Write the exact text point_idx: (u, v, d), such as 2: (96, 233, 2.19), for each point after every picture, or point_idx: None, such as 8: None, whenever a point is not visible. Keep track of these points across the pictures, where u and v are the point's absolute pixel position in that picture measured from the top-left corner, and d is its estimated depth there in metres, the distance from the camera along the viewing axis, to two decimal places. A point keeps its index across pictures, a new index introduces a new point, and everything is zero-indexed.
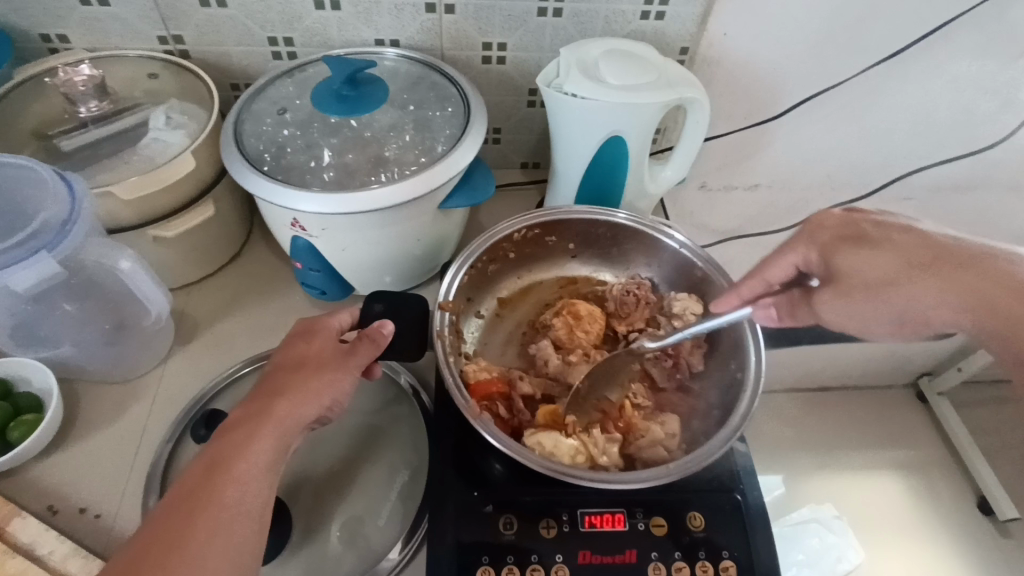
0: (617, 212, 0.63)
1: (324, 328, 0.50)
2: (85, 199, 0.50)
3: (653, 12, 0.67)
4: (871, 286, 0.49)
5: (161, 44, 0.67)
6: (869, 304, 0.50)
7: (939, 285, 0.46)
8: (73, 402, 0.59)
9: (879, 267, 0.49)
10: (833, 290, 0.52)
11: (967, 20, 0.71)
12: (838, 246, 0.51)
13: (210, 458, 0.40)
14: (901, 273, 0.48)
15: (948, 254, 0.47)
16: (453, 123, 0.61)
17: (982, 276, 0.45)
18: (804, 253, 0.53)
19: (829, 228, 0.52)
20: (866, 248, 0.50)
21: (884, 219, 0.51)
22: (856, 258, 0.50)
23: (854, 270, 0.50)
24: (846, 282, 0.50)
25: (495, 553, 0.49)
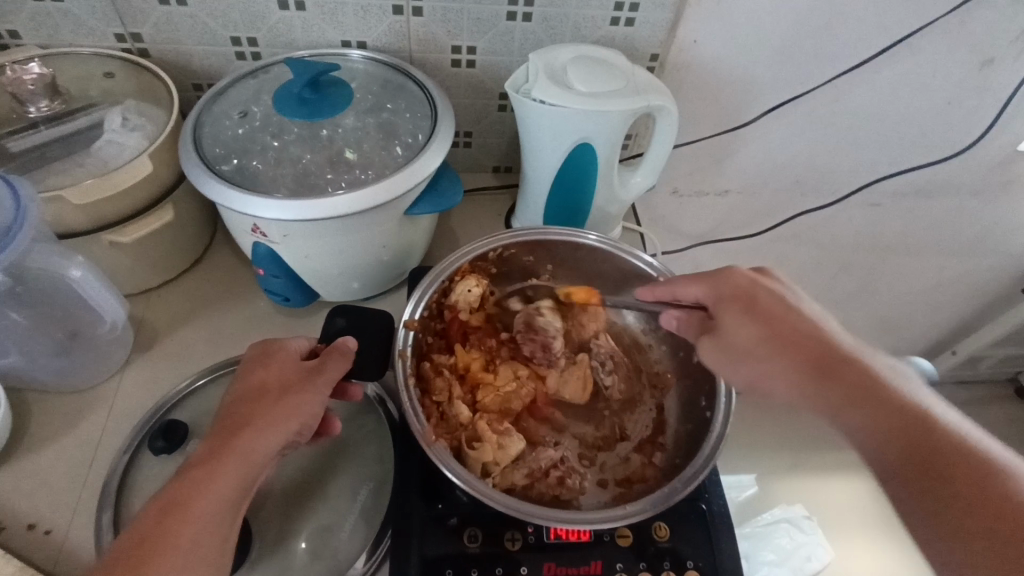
0: (588, 233, 0.62)
1: (282, 350, 0.49)
2: (30, 206, 0.48)
3: (623, 18, 0.66)
4: (739, 349, 0.48)
5: (119, 42, 0.65)
6: (743, 372, 0.48)
7: (773, 369, 0.46)
8: (23, 413, 0.57)
9: (788, 327, 0.47)
10: (735, 332, 0.48)
11: (928, 31, 0.71)
12: (768, 292, 0.49)
13: (169, 497, 0.40)
14: (761, 343, 0.47)
15: (803, 336, 0.46)
16: (420, 128, 0.60)
17: (797, 351, 0.46)
18: (708, 294, 0.52)
19: (766, 285, 0.50)
20: (752, 314, 0.48)
21: (778, 291, 0.50)
22: (736, 319, 0.49)
23: (763, 316, 0.48)
24: (733, 331, 0.49)
25: (460, 566, 0.49)
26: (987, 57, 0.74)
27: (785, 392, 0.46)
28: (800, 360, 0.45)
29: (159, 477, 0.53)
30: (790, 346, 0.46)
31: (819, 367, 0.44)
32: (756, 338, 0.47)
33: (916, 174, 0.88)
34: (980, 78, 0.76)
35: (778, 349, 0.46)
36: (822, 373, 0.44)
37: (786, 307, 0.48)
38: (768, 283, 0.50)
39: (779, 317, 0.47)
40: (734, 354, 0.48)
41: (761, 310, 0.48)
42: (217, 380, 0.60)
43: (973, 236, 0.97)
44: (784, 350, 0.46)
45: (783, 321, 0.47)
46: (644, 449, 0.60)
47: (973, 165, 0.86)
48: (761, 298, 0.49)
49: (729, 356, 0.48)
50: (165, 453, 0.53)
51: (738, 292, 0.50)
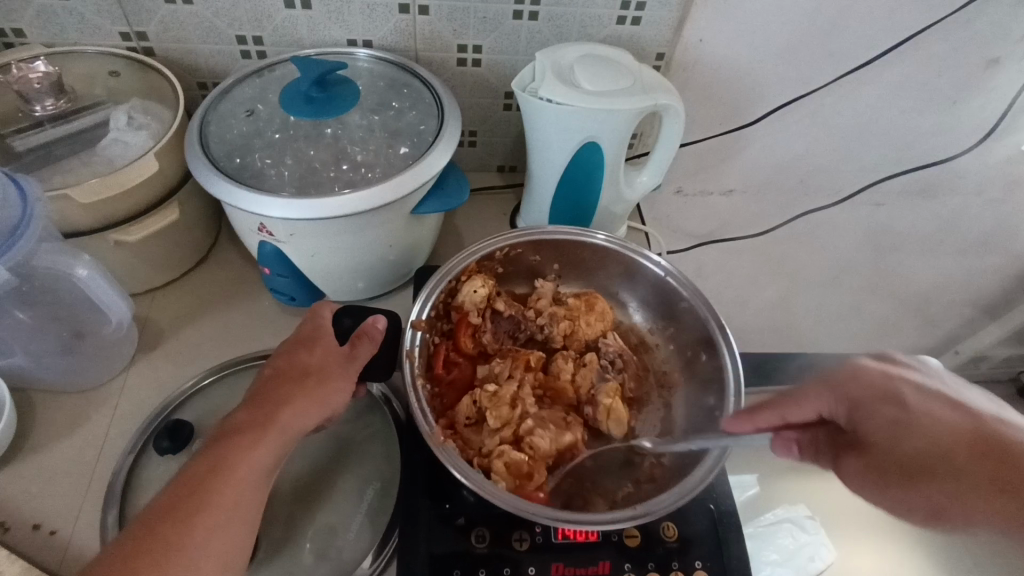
0: (595, 233, 0.62)
1: (326, 335, 0.50)
2: (37, 204, 0.48)
3: (630, 17, 0.66)
4: (905, 473, 0.41)
5: (124, 40, 0.65)
6: (905, 498, 0.40)
7: (959, 496, 0.38)
8: (28, 412, 0.57)
9: (944, 432, 0.40)
10: (883, 438, 0.42)
11: (935, 31, 0.71)
12: (909, 387, 0.43)
13: (210, 461, 0.41)
14: (935, 462, 0.40)
15: (994, 450, 0.39)
16: (427, 128, 0.59)
17: (990, 470, 0.38)
18: (835, 400, 0.45)
19: (898, 375, 0.44)
20: (902, 422, 0.42)
21: (925, 385, 0.43)
22: (887, 430, 0.42)
23: (917, 420, 0.41)
24: (882, 441, 0.42)
25: (467, 566, 0.48)
26: (994, 57, 0.74)
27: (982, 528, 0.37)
28: (1002, 481, 0.37)
29: (165, 477, 0.53)
30: (933, 462, 0.40)
31: (1009, 486, 0.37)
32: (920, 448, 0.40)
33: (918, 175, 0.89)
34: (986, 77, 0.76)
35: (958, 471, 0.39)
36: (1016, 493, 0.36)
37: (942, 404, 0.42)
38: (902, 375, 0.44)
39: (930, 425, 0.41)
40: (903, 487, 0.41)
41: (911, 419, 0.41)
42: (222, 380, 0.60)
43: (977, 236, 0.97)
44: (960, 467, 0.39)
45: (936, 429, 0.41)
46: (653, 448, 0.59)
47: (977, 164, 0.87)
48: (900, 400, 0.43)
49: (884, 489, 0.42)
50: (170, 452, 0.53)
51: (864, 394, 0.44)
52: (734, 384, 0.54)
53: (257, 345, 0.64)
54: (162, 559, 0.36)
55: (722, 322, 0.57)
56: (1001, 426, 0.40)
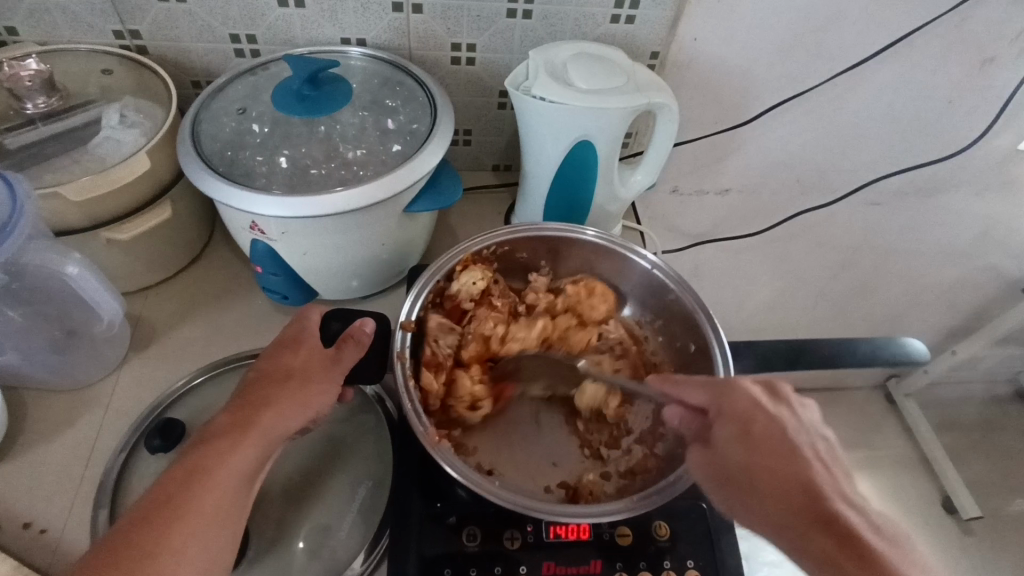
0: (586, 230, 0.61)
1: (309, 335, 0.50)
2: (27, 202, 0.48)
3: (624, 16, 0.66)
4: (732, 473, 0.46)
5: (117, 38, 0.64)
6: (735, 501, 0.46)
7: (764, 508, 0.44)
8: (19, 411, 0.57)
9: (781, 464, 0.45)
10: (729, 452, 0.47)
11: (930, 30, 0.71)
12: (770, 420, 0.47)
13: (191, 463, 0.41)
14: (746, 474, 0.46)
15: (770, 473, 0.45)
16: (420, 126, 0.59)
17: (772, 487, 0.44)
18: (714, 414, 0.49)
19: (768, 410, 0.48)
20: (749, 437, 0.47)
21: (779, 413, 0.48)
22: (734, 440, 0.47)
23: (756, 441, 0.46)
24: (727, 452, 0.47)
25: (458, 565, 0.48)
26: (989, 56, 0.74)
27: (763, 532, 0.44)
28: (783, 499, 0.44)
29: (156, 476, 0.53)
30: (776, 491, 0.44)
31: (798, 517, 0.43)
32: (746, 463, 0.46)
33: (915, 173, 0.88)
34: (981, 76, 0.76)
35: (763, 487, 0.45)
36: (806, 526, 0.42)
37: (784, 441, 0.46)
38: (774, 411, 0.48)
39: (788, 461, 0.45)
40: (731, 490, 0.46)
41: (755, 434, 0.47)
42: (215, 379, 0.59)
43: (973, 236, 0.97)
44: (777, 493, 0.44)
45: (788, 463, 0.45)
46: (645, 440, 0.60)
47: (972, 163, 0.87)
48: (765, 431, 0.47)
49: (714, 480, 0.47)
50: (161, 451, 0.52)
51: (737, 416, 0.48)
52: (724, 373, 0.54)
53: (250, 344, 0.64)
54: (140, 560, 0.36)
55: (713, 316, 0.57)
56: (833, 474, 0.45)
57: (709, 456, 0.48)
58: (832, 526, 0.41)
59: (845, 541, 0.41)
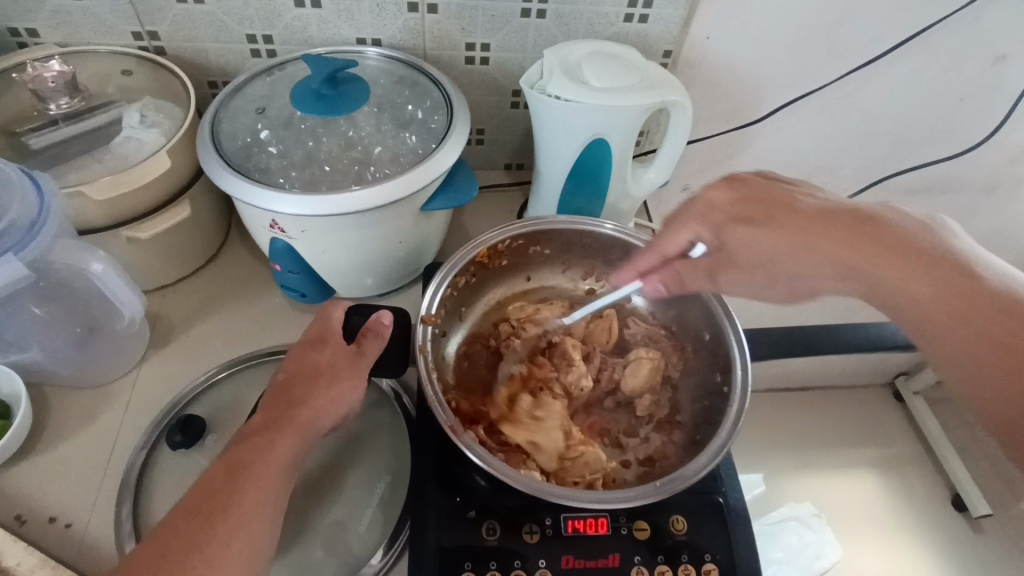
0: (603, 224, 0.62)
1: (333, 335, 0.51)
2: (53, 200, 0.49)
3: (637, 14, 0.67)
4: (755, 256, 0.53)
5: (136, 39, 0.65)
6: (767, 269, 0.53)
7: (788, 240, 0.51)
8: (43, 408, 0.58)
9: (782, 203, 0.52)
10: (748, 250, 0.53)
11: (941, 28, 0.71)
12: (771, 191, 0.53)
13: (231, 459, 0.42)
14: (776, 246, 0.52)
15: (807, 203, 0.52)
16: (435, 124, 0.60)
17: (807, 208, 0.51)
18: (700, 227, 0.55)
19: (744, 178, 0.55)
20: (749, 225, 0.53)
21: (750, 178, 0.54)
22: (743, 233, 0.53)
23: (761, 216, 0.52)
24: (744, 243, 0.53)
25: (478, 558, 0.49)
26: (1000, 54, 0.74)
27: (804, 268, 0.51)
28: (808, 231, 0.50)
29: (178, 471, 0.53)
30: (794, 220, 0.51)
31: (817, 226, 0.50)
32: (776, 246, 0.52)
33: (921, 172, 0.88)
34: (993, 74, 0.76)
35: (795, 228, 0.51)
36: (821, 238, 0.50)
37: (781, 192, 0.53)
38: (751, 179, 0.54)
39: (792, 208, 0.52)
40: (753, 256, 0.53)
41: (750, 204, 0.53)
42: (234, 376, 0.60)
43: (983, 233, 0.97)
44: (799, 244, 0.51)
45: (792, 212, 0.51)
46: (662, 428, 0.60)
47: (981, 163, 0.87)
48: (774, 196, 0.53)
49: (746, 273, 0.55)
50: (183, 446, 0.53)
51: (732, 214, 0.53)
52: (739, 360, 0.55)
53: (267, 341, 0.64)
54: (185, 558, 0.37)
55: (725, 304, 0.57)
56: (815, 194, 0.53)
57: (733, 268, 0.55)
58: (850, 229, 0.49)
59: (865, 233, 0.49)
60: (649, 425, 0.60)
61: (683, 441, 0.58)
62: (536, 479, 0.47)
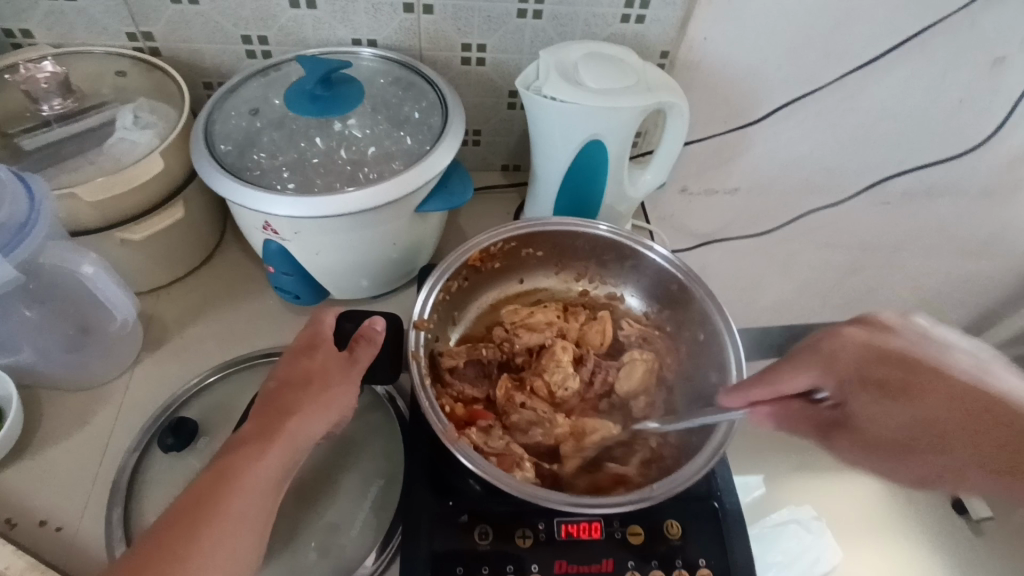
0: (597, 224, 0.61)
1: (326, 340, 0.50)
2: (44, 202, 0.49)
3: (634, 15, 0.66)
4: (884, 441, 0.44)
5: (131, 40, 0.65)
6: (860, 449, 0.45)
7: (919, 413, 0.42)
8: (35, 410, 0.58)
9: (922, 379, 0.43)
10: (876, 423, 0.44)
11: (941, 29, 0.71)
12: (841, 341, 0.45)
13: (219, 469, 0.41)
14: (910, 432, 0.42)
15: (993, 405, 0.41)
16: (431, 125, 0.60)
17: (931, 378, 0.43)
18: (829, 378, 0.45)
19: (877, 349, 0.45)
20: (900, 399, 0.43)
21: (882, 335, 0.46)
22: (873, 407, 0.44)
23: (901, 396, 0.43)
24: (867, 423, 0.44)
25: (470, 563, 0.48)
26: (999, 55, 0.74)
27: (938, 462, 0.42)
28: (950, 409, 0.42)
29: (170, 474, 0.53)
30: (916, 392, 0.43)
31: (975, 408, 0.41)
32: (907, 426, 0.42)
33: (921, 175, 0.88)
34: (993, 76, 0.76)
35: (920, 401, 0.42)
36: (934, 425, 0.42)
37: (876, 357, 0.44)
38: (865, 336, 0.45)
39: (922, 384, 0.43)
40: (849, 449, 0.46)
41: (892, 373, 0.44)
42: (227, 378, 0.60)
43: (983, 235, 0.96)
44: (944, 441, 0.42)
45: (957, 399, 0.42)
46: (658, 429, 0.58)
47: (981, 166, 0.86)
48: (911, 370, 0.43)
49: (871, 459, 0.44)
50: (175, 449, 0.53)
51: (864, 374, 0.44)
52: (734, 359, 0.54)
53: (262, 343, 0.64)
54: (170, 565, 0.36)
55: (719, 304, 0.57)
56: (981, 366, 0.44)
57: (848, 429, 0.45)
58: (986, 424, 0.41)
59: (968, 415, 0.41)
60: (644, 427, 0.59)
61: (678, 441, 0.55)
62: (528, 484, 0.47)
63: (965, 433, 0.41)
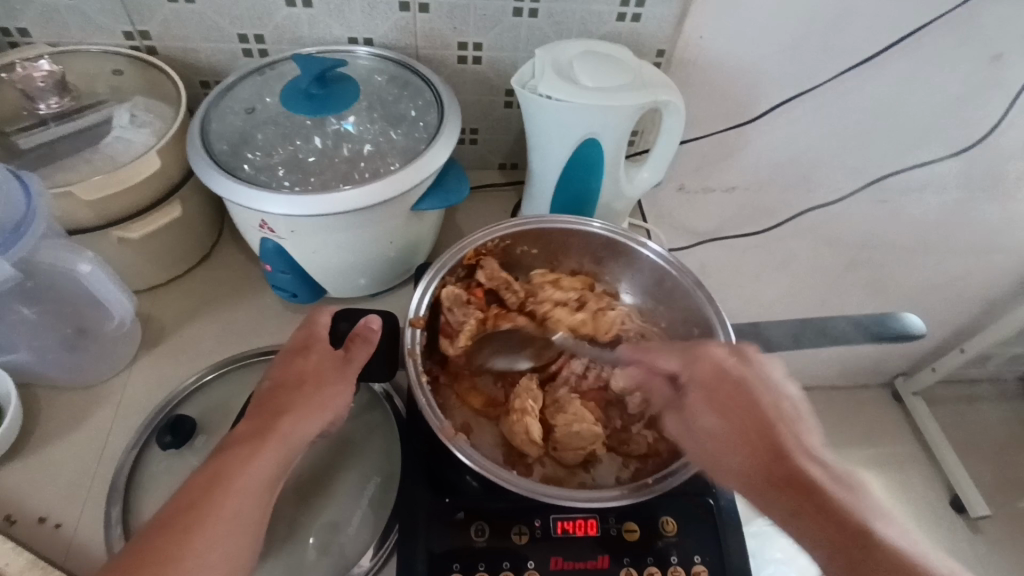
0: (593, 222, 0.61)
1: (322, 338, 0.51)
2: (41, 200, 0.49)
3: (630, 14, 0.66)
4: (703, 439, 0.48)
5: (127, 39, 0.65)
6: (716, 463, 0.47)
7: (731, 425, 0.47)
8: (33, 408, 0.58)
9: (759, 410, 0.47)
10: (700, 418, 0.49)
11: (937, 27, 0.71)
12: (751, 378, 0.49)
13: (210, 473, 0.41)
14: (723, 438, 0.47)
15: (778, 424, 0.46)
16: (427, 123, 0.60)
17: (745, 403, 0.47)
18: (685, 368, 0.51)
19: (734, 374, 0.49)
20: (711, 406, 0.48)
21: (760, 367, 0.50)
22: (701, 409, 0.49)
23: (718, 404, 0.48)
24: (700, 418, 0.49)
25: (466, 560, 0.48)
26: (995, 52, 0.74)
27: (728, 463, 0.46)
28: (744, 438, 0.46)
29: (167, 472, 0.53)
30: (743, 416, 0.47)
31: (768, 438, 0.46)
32: (716, 428, 0.47)
33: (917, 173, 0.88)
34: (988, 73, 0.76)
35: (733, 426, 0.47)
36: (774, 451, 0.45)
37: (770, 397, 0.48)
38: (753, 371, 0.49)
39: (743, 399, 0.48)
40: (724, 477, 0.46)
41: (734, 395, 0.48)
42: (225, 376, 0.60)
43: (981, 232, 0.96)
44: (755, 460, 0.45)
45: (751, 412, 0.47)
46: (653, 424, 0.58)
47: (978, 163, 0.86)
48: (725, 385, 0.49)
49: (692, 441, 0.49)
50: (172, 447, 0.53)
51: (710, 390, 0.49)
52: None
53: (259, 341, 0.64)
54: (166, 561, 0.37)
55: (717, 305, 0.57)
56: (800, 420, 0.47)
57: (684, 417, 0.50)
58: (766, 444, 0.45)
59: (781, 456, 0.45)
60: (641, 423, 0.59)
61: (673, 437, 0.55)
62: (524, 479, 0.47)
63: (741, 448, 0.46)
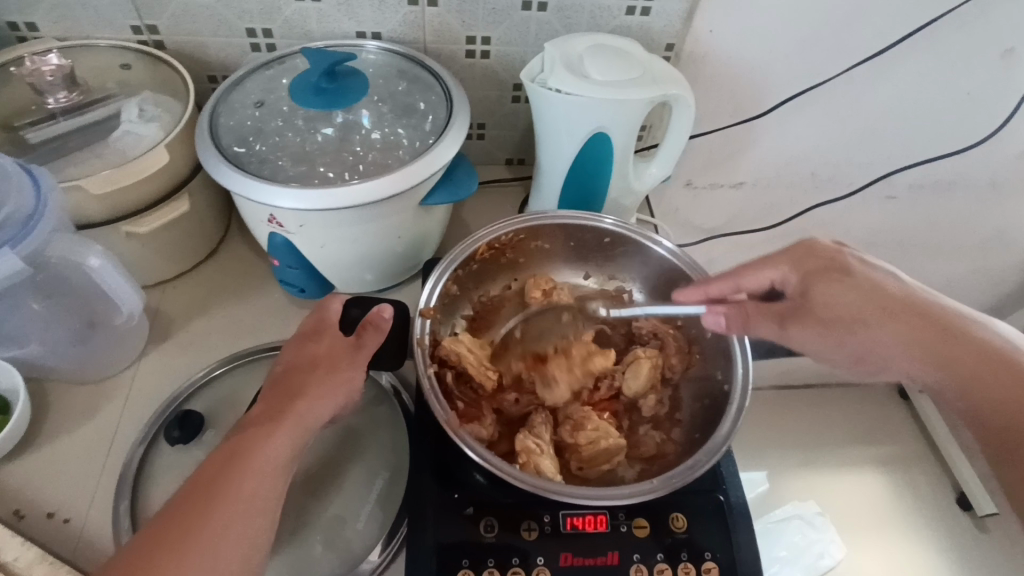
0: (604, 218, 0.61)
1: (330, 329, 0.51)
2: (51, 193, 0.49)
3: (639, 8, 0.66)
4: (837, 317, 0.49)
5: (135, 34, 0.65)
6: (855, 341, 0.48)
7: (863, 299, 0.48)
8: (42, 402, 0.58)
9: (885, 290, 0.49)
10: (831, 296, 0.49)
11: (951, 20, 0.70)
12: (856, 264, 0.51)
13: (230, 448, 0.42)
14: (865, 310, 0.48)
15: (908, 301, 0.48)
16: (436, 116, 0.59)
17: (864, 283, 0.49)
18: (789, 272, 0.52)
19: (849, 258, 0.51)
20: (840, 283, 0.49)
21: (862, 261, 0.51)
22: (832, 289, 0.49)
23: (855, 281, 0.49)
24: (820, 303, 0.50)
25: (475, 555, 0.48)
26: (1010, 47, 0.73)
27: (881, 341, 0.47)
28: (891, 313, 0.47)
29: (176, 465, 0.53)
30: (879, 293, 0.48)
31: (909, 310, 0.47)
32: (849, 305, 0.48)
33: (928, 169, 0.87)
34: (1002, 69, 0.75)
35: (864, 301, 0.48)
36: (917, 320, 0.47)
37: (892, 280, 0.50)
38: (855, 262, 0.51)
39: (947, 333, 0.46)
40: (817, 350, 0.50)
41: (844, 278, 0.50)
42: (234, 371, 0.60)
43: (991, 227, 0.96)
44: (892, 323, 0.47)
45: (950, 339, 0.46)
46: (661, 425, 0.59)
47: (987, 160, 0.86)
48: (934, 311, 0.47)
49: (824, 332, 0.49)
50: (181, 441, 0.53)
51: (820, 280, 0.50)
52: (740, 355, 0.54)
53: (268, 336, 0.64)
54: (185, 539, 0.37)
55: None
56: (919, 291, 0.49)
57: (806, 313, 0.50)
58: (906, 311, 0.47)
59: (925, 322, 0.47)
60: (648, 422, 0.59)
61: (681, 438, 0.57)
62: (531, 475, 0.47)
63: (897, 315, 0.47)
